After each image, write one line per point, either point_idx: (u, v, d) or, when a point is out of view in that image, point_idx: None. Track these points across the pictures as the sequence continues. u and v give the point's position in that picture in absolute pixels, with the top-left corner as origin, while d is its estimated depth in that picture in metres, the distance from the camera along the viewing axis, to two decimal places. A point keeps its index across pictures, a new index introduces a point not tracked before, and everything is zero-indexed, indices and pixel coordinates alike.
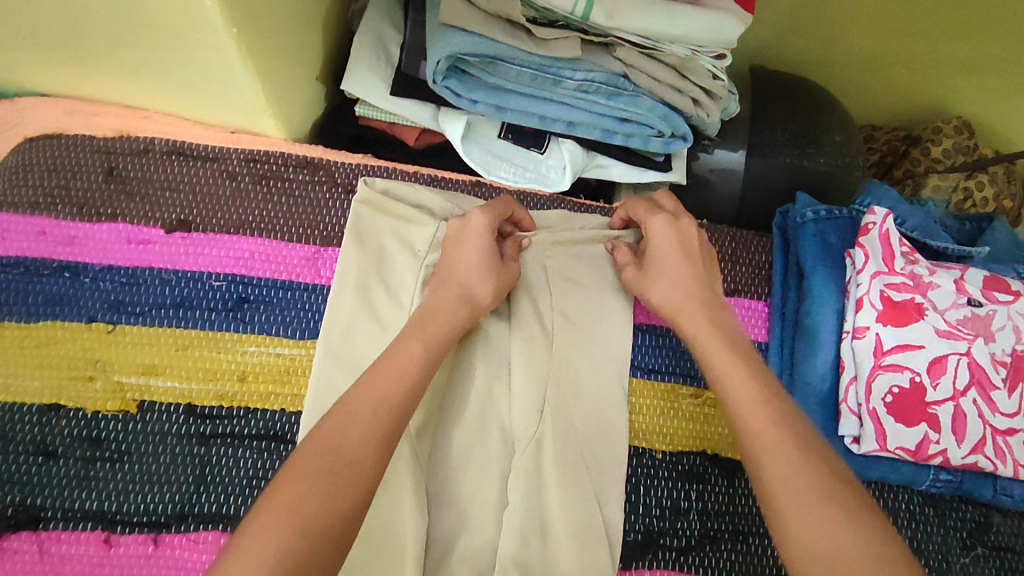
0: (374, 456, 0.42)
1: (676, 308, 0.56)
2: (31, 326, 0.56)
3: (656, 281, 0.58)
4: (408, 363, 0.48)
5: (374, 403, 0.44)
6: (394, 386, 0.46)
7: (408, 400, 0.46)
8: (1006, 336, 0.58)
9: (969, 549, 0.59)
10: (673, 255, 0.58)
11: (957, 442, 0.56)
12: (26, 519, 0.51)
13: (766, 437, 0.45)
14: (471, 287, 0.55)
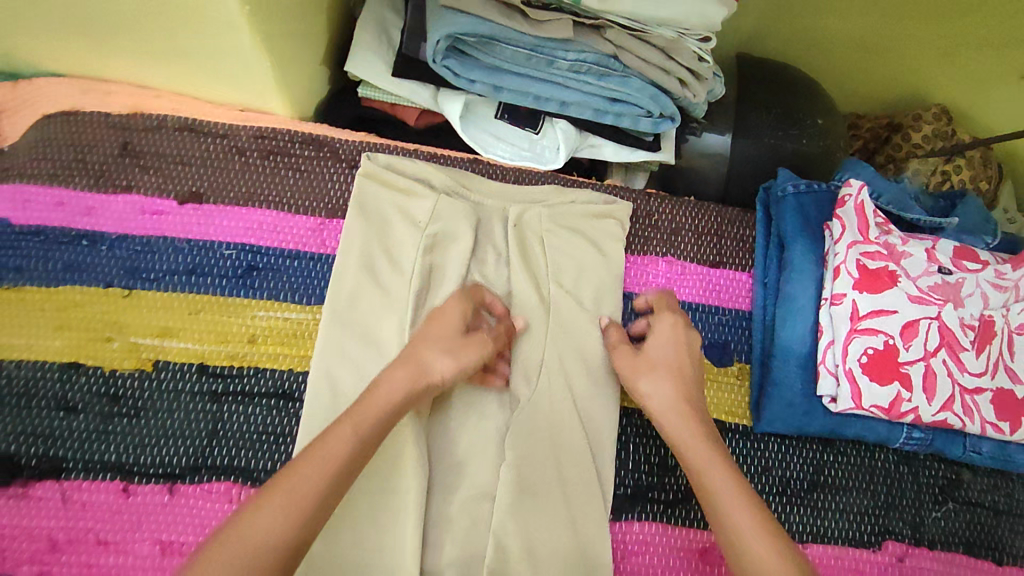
0: (287, 545, 0.41)
1: (667, 407, 0.56)
2: (50, 291, 0.59)
3: (651, 374, 0.58)
4: (336, 442, 0.46)
5: (286, 491, 0.43)
6: (315, 473, 0.44)
7: (330, 484, 0.44)
8: (975, 302, 0.62)
9: (941, 503, 0.64)
10: (672, 355, 0.59)
11: (928, 400, 0.60)
12: (50, 469, 0.55)
13: (756, 537, 0.48)
14: (426, 365, 0.52)
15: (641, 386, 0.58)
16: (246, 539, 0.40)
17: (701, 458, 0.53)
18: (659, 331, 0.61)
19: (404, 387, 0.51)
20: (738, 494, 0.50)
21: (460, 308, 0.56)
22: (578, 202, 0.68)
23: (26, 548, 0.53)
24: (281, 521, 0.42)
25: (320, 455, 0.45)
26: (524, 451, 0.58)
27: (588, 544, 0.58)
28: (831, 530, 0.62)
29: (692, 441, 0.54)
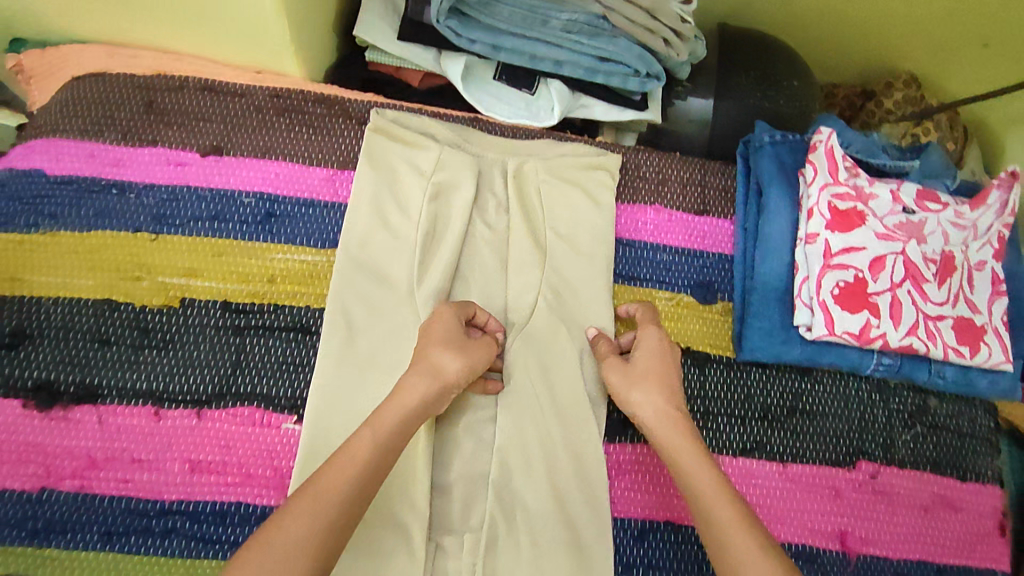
0: (318, 547, 0.43)
1: (659, 415, 0.57)
2: (83, 236, 0.64)
3: (639, 381, 0.59)
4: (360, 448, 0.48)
5: (312, 499, 0.45)
6: (341, 473, 0.47)
7: (359, 493, 0.47)
8: (937, 239, 0.67)
9: (910, 427, 0.69)
10: (659, 363, 0.60)
11: (895, 326, 0.65)
12: (87, 395, 0.59)
13: (741, 529, 0.48)
14: (437, 367, 0.55)
15: (632, 394, 0.58)
16: (279, 543, 0.42)
17: (689, 460, 0.53)
18: (644, 343, 0.62)
19: (420, 393, 0.53)
20: (723, 491, 0.51)
21: (453, 314, 0.60)
22: (571, 152, 0.73)
23: (68, 465, 0.58)
24: (311, 523, 0.43)
25: (343, 464, 0.47)
26: (525, 382, 0.64)
27: (588, 463, 0.62)
28: (808, 450, 0.67)
29: (682, 448, 0.54)
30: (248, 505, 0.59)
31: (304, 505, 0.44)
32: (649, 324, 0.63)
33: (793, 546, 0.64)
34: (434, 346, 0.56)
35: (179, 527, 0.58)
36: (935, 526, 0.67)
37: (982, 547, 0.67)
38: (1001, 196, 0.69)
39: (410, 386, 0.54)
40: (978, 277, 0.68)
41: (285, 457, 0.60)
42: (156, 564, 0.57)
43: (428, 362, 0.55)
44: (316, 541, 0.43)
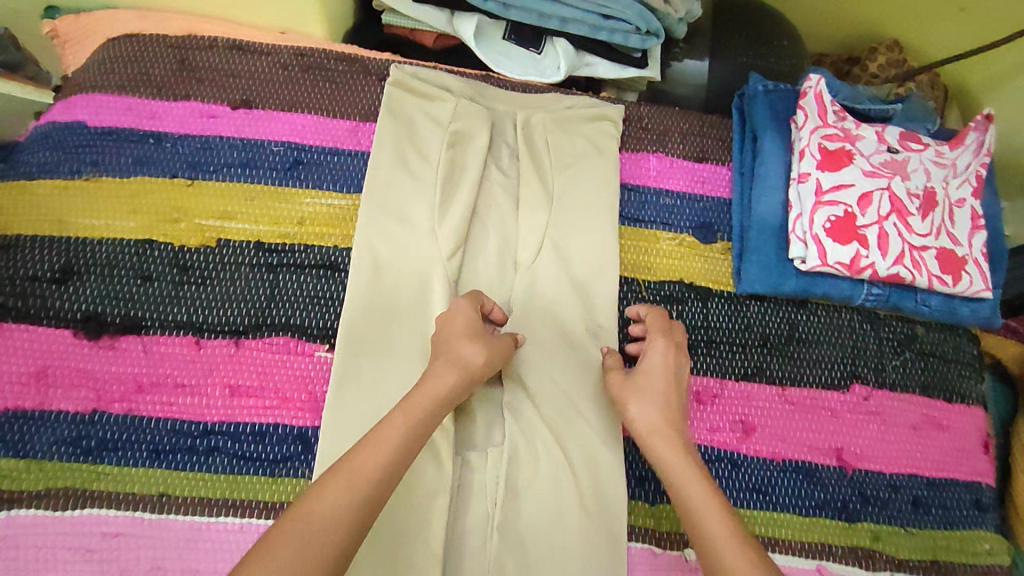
0: (351, 513, 0.48)
1: (654, 428, 0.59)
2: (123, 182, 0.68)
3: (638, 393, 0.61)
4: (390, 432, 0.53)
5: (349, 474, 0.50)
6: (374, 453, 0.51)
7: (389, 462, 0.52)
8: (919, 176, 0.73)
9: (899, 353, 0.74)
10: (662, 377, 0.62)
11: (883, 256, 0.70)
12: (132, 327, 0.64)
13: (731, 541, 0.50)
14: (460, 356, 0.60)
15: (631, 408, 0.61)
16: (316, 513, 0.47)
17: (681, 471, 0.56)
18: (651, 354, 0.64)
19: (448, 382, 0.58)
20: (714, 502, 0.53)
21: (473, 308, 0.63)
22: (576, 104, 0.78)
23: (117, 388, 0.62)
24: (346, 500, 0.48)
25: (375, 446, 0.52)
26: (537, 314, 0.69)
27: (595, 389, 0.67)
28: (804, 374, 0.72)
29: (675, 456, 0.57)
30: (284, 426, 0.63)
31: (339, 485, 0.49)
32: (657, 333, 0.65)
33: (792, 462, 0.69)
34: (458, 339, 0.61)
35: (221, 447, 0.62)
36: (923, 443, 0.72)
37: (968, 462, 0.72)
38: (977, 137, 0.74)
39: (439, 375, 0.58)
40: (958, 213, 0.74)
41: (320, 381, 0.64)
42: (199, 479, 0.61)
43: (455, 356, 0.60)
44: (349, 520, 0.48)
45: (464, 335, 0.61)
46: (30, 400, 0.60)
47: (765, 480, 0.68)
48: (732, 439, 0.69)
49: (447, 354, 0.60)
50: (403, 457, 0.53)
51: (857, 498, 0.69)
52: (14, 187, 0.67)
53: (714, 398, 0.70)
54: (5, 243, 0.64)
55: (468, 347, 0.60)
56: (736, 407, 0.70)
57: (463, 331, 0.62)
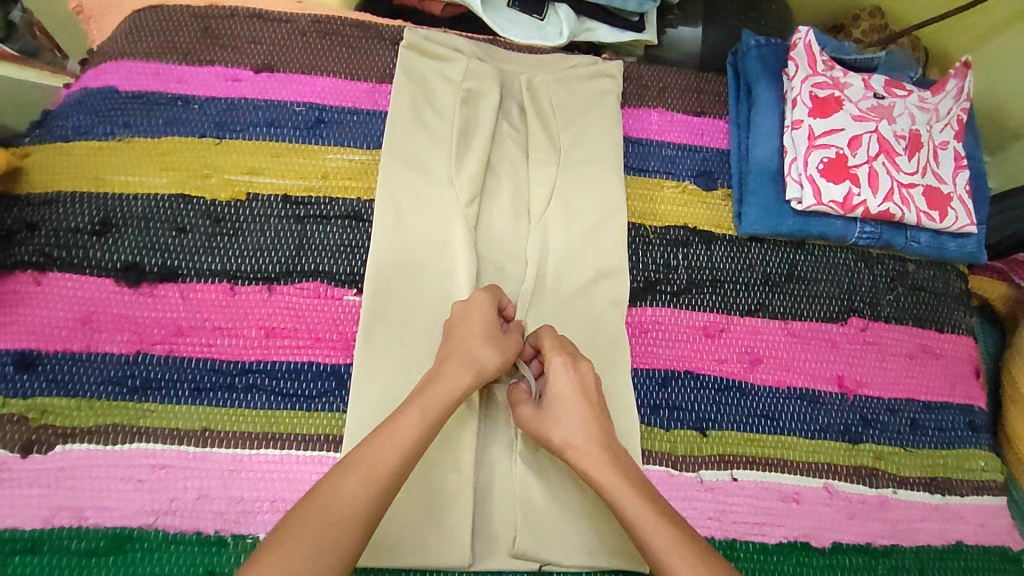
0: (368, 504, 0.50)
1: (581, 450, 0.59)
2: (155, 141, 0.71)
3: (554, 421, 0.61)
4: (409, 424, 0.55)
5: (366, 467, 0.52)
6: (389, 447, 0.53)
7: (405, 453, 0.54)
8: (905, 120, 0.77)
9: (892, 288, 0.79)
10: (571, 396, 0.61)
11: (874, 194, 0.75)
12: (169, 275, 0.67)
13: (674, 549, 0.51)
14: (473, 356, 0.61)
15: (551, 437, 0.60)
16: (333, 504, 0.49)
17: (614, 488, 0.56)
18: (553, 378, 0.62)
19: (464, 384, 0.60)
20: (652, 513, 0.54)
21: (489, 304, 0.64)
22: (580, 64, 0.81)
23: (158, 332, 0.65)
24: (365, 493, 0.50)
25: (393, 437, 0.54)
26: (551, 257, 0.72)
27: (610, 324, 0.71)
28: (804, 309, 0.76)
29: (604, 468, 0.57)
30: (318, 363, 0.67)
31: (360, 478, 0.51)
32: (552, 355, 0.63)
33: (797, 389, 0.73)
34: (475, 341, 0.62)
35: (259, 384, 0.65)
36: (920, 369, 0.76)
37: (961, 386, 0.77)
38: (957, 83, 0.79)
39: (453, 374, 0.60)
40: (942, 155, 0.79)
41: (351, 323, 0.68)
42: (239, 415, 0.64)
43: (471, 357, 0.61)
44: (366, 513, 0.50)
45: (474, 334, 0.62)
46: (77, 343, 0.64)
47: (772, 406, 0.72)
48: (740, 369, 0.73)
49: (461, 352, 0.61)
50: (419, 451, 0.55)
51: (859, 421, 0.73)
52: (51, 148, 0.70)
53: (721, 333, 0.74)
54: (46, 199, 0.68)
55: (478, 347, 0.62)
56: (743, 340, 0.74)
57: (482, 332, 0.63)
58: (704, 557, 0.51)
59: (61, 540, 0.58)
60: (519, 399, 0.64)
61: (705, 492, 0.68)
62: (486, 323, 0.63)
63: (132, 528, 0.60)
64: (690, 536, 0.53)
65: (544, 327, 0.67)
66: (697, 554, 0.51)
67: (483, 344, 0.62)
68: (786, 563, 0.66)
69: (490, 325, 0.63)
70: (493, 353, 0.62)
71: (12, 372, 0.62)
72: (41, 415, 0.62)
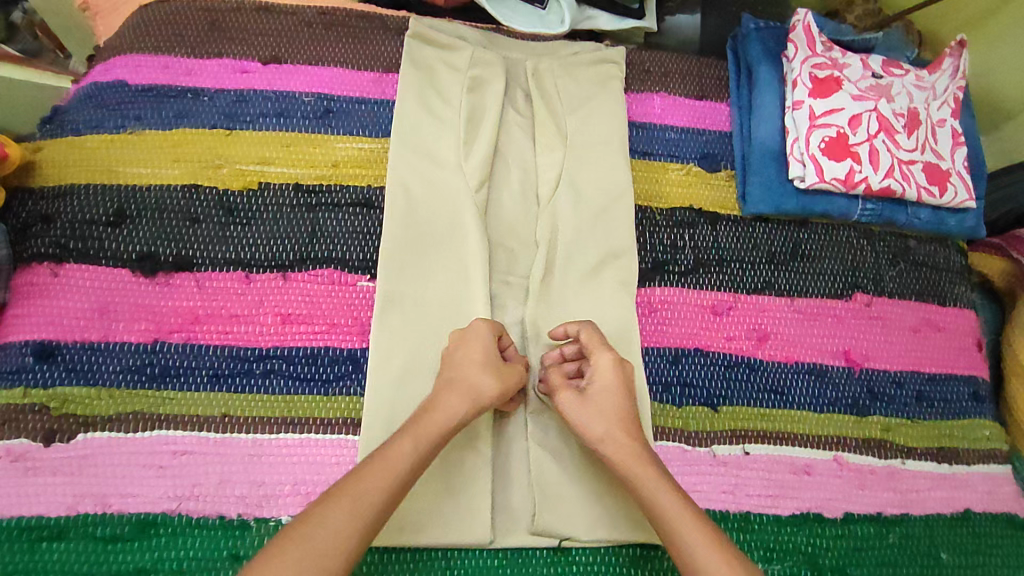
0: (353, 535, 0.51)
1: (619, 447, 0.60)
2: (166, 133, 0.72)
3: (598, 413, 0.61)
4: (398, 455, 0.55)
5: (352, 498, 0.52)
6: (376, 479, 0.54)
7: (392, 486, 0.54)
8: (903, 98, 0.79)
9: (895, 264, 0.80)
10: (618, 392, 0.63)
11: (875, 171, 0.76)
12: (184, 265, 0.68)
13: (709, 551, 0.54)
14: (476, 386, 0.60)
15: (591, 429, 0.61)
16: (319, 535, 0.50)
17: (652, 488, 0.57)
18: (599, 372, 0.63)
19: (459, 412, 0.59)
20: (690, 514, 0.56)
21: (489, 333, 0.64)
22: (583, 50, 0.83)
23: (175, 320, 0.66)
24: (348, 522, 0.51)
25: (381, 468, 0.54)
26: (561, 239, 0.73)
27: (621, 302, 0.72)
28: (809, 286, 0.77)
29: (642, 466, 0.59)
30: (334, 348, 0.67)
31: (344, 507, 0.52)
32: (600, 350, 0.64)
33: (805, 364, 0.74)
34: (473, 369, 0.61)
35: (277, 369, 0.66)
36: (924, 343, 0.78)
37: (965, 358, 0.78)
38: (953, 62, 0.81)
39: (449, 403, 0.59)
40: (940, 132, 0.80)
41: (365, 308, 0.69)
42: (258, 400, 0.65)
43: (470, 386, 0.60)
44: (349, 546, 0.51)
45: (473, 361, 0.62)
46: (95, 332, 0.64)
47: (780, 381, 0.73)
48: (747, 346, 0.74)
49: (459, 382, 0.61)
50: (407, 484, 0.55)
51: (866, 394, 0.74)
52: (63, 142, 0.71)
53: (729, 311, 0.75)
54: (60, 192, 0.69)
55: (477, 375, 0.61)
56: (750, 317, 0.75)
57: (479, 358, 0.62)
58: (736, 559, 0.54)
59: (87, 526, 0.59)
60: (560, 385, 0.63)
61: (718, 467, 0.69)
62: (488, 349, 0.63)
63: (156, 514, 0.60)
64: (721, 539, 0.55)
65: (587, 320, 0.67)
66: (731, 557, 0.54)
67: (483, 372, 0.61)
68: (800, 533, 0.68)
69: (493, 351, 0.63)
70: (497, 381, 0.61)
71: (33, 362, 0.63)
72: (62, 405, 0.62)
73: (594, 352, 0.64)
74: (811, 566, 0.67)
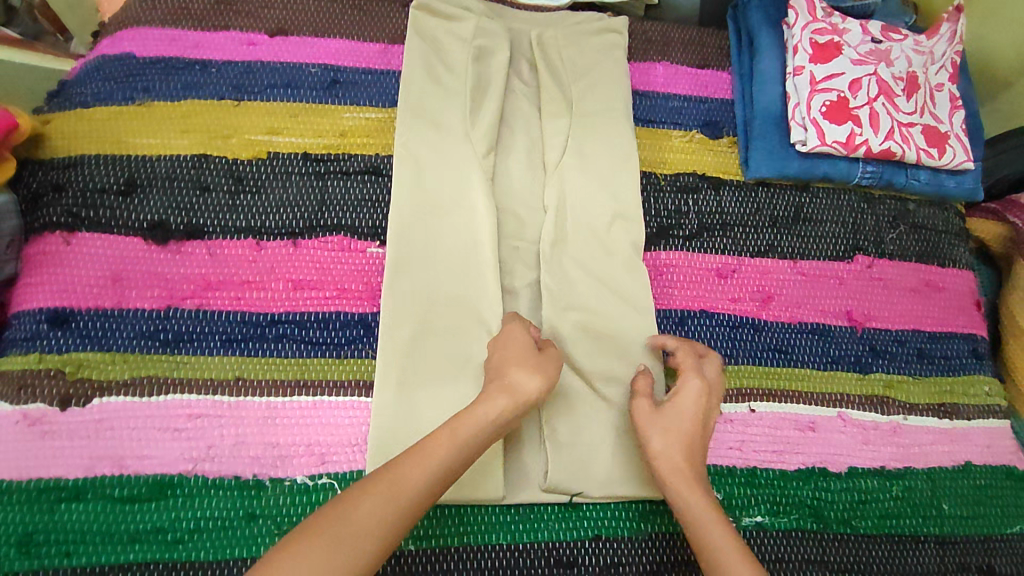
0: (384, 523, 0.51)
1: (674, 465, 0.60)
2: (174, 105, 0.73)
3: (664, 429, 0.61)
4: (436, 446, 0.55)
5: (388, 484, 0.52)
6: (414, 468, 0.54)
7: (428, 480, 0.54)
8: (902, 62, 0.80)
9: (896, 227, 0.81)
10: (692, 413, 0.62)
11: (875, 134, 0.78)
12: (195, 233, 0.68)
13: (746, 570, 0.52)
14: (514, 384, 0.60)
15: (654, 442, 0.61)
16: (346, 518, 0.50)
17: (700, 511, 0.57)
18: (682, 394, 0.63)
19: (500, 407, 0.59)
20: (733, 537, 0.55)
21: (522, 333, 0.65)
22: (586, 20, 0.83)
23: (187, 287, 0.67)
24: (380, 509, 0.51)
25: (420, 461, 0.54)
26: (570, 204, 0.74)
27: (630, 267, 0.73)
28: (812, 248, 0.78)
29: (693, 489, 0.59)
30: (346, 313, 0.68)
31: (378, 494, 0.52)
32: (690, 370, 0.65)
33: (808, 324, 0.75)
34: (510, 367, 0.61)
35: (289, 334, 0.67)
36: (924, 302, 0.79)
37: (964, 316, 0.80)
38: (950, 27, 0.82)
39: (489, 401, 0.59)
40: (938, 96, 0.82)
41: (376, 273, 0.70)
42: (272, 363, 0.65)
43: (509, 384, 0.60)
44: (383, 531, 0.50)
45: (511, 360, 0.62)
46: (109, 299, 0.65)
47: (784, 341, 0.74)
48: (752, 307, 0.75)
49: (498, 382, 0.61)
50: (445, 481, 0.55)
51: (869, 352, 0.76)
52: (72, 114, 0.71)
53: (733, 273, 0.76)
54: (70, 162, 0.69)
55: (513, 370, 0.61)
56: (754, 279, 0.76)
57: (516, 359, 0.62)
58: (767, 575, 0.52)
59: (106, 487, 0.60)
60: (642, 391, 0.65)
61: (725, 424, 0.70)
62: (527, 350, 0.63)
63: (172, 475, 0.61)
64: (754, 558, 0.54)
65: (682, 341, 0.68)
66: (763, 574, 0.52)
67: (521, 369, 0.61)
68: (805, 487, 0.69)
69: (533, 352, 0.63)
70: (535, 377, 0.61)
71: (47, 329, 0.63)
72: (77, 369, 0.63)
73: (686, 373, 0.65)
74: (817, 518, 0.68)
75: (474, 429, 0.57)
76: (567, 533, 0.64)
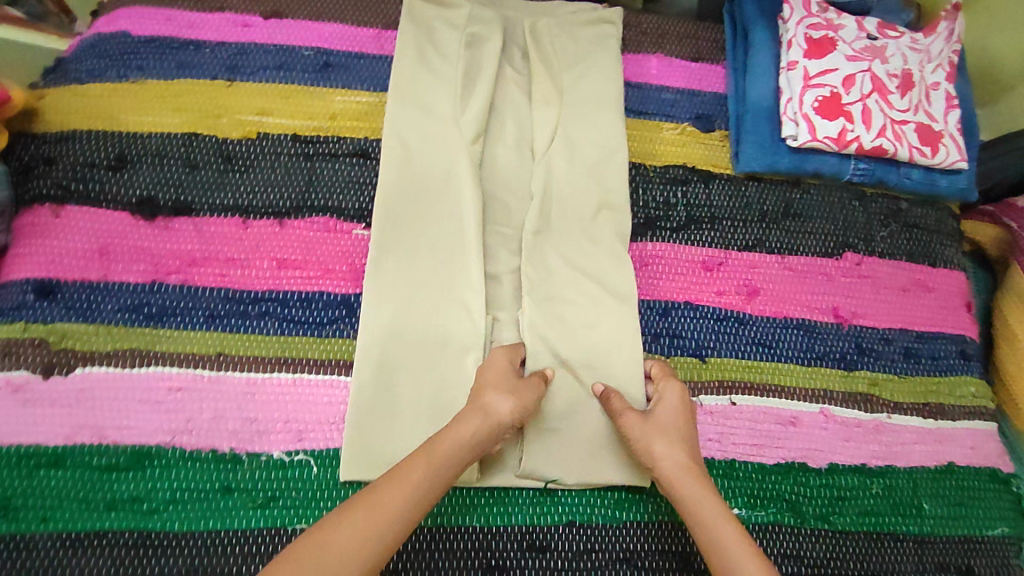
0: (365, 547, 0.51)
1: (679, 470, 0.60)
2: (167, 83, 0.73)
3: (659, 432, 0.62)
4: (413, 470, 0.55)
5: (367, 508, 0.52)
6: (393, 491, 0.54)
7: (406, 501, 0.54)
8: (897, 59, 0.80)
9: (887, 225, 0.81)
10: (680, 421, 0.63)
11: (867, 130, 0.77)
12: (183, 209, 0.69)
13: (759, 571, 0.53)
14: (490, 406, 0.60)
15: (654, 446, 0.61)
16: (327, 546, 0.50)
17: (709, 512, 0.57)
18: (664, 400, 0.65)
19: (474, 427, 0.59)
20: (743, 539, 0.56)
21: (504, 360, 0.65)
22: (580, 10, 0.84)
23: (172, 262, 0.67)
24: (358, 536, 0.51)
25: (398, 481, 0.54)
26: (556, 194, 0.74)
27: (614, 258, 0.73)
28: (800, 244, 0.78)
29: (699, 490, 0.59)
30: (329, 293, 0.68)
31: (357, 518, 0.52)
32: (670, 380, 0.67)
33: (793, 319, 0.75)
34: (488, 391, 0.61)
35: (271, 312, 0.67)
36: (913, 301, 0.78)
37: (953, 317, 0.79)
38: (948, 26, 0.82)
39: (464, 421, 0.59)
40: (934, 94, 0.81)
41: (360, 254, 0.70)
42: (253, 341, 0.66)
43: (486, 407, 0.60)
44: (364, 557, 0.51)
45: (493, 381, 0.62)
46: (95, 272, 0.66)
47: (768, 335, 0.74)
48: (737, 301, 0.75)
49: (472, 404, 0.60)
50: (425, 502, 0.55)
51: (855, 350, 0.75)
52: (66, 90, 0.72)
53: (719, 267, 0.76)
54: (63, 136, 0.70)
55: (490, 394, 0.61)
56: (741, 273, 0.76)
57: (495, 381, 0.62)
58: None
59: (85, 455, 0.60)
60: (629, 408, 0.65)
61: (704, 416, 0.69)
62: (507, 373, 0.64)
63: (151, 446, 0.61)
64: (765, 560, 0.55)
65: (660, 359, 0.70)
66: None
67: (499, 392, 0.61)
68: (784, 482, 0.68)
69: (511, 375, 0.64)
70: (512, 401, 0.61)
71: (33, 299, 0.64)
72: (60, 339, 0.63)
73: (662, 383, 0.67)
74: (794, 513, 0.67)
75: (451, 447, 0.57)
76: (541, 518, 0.64)
